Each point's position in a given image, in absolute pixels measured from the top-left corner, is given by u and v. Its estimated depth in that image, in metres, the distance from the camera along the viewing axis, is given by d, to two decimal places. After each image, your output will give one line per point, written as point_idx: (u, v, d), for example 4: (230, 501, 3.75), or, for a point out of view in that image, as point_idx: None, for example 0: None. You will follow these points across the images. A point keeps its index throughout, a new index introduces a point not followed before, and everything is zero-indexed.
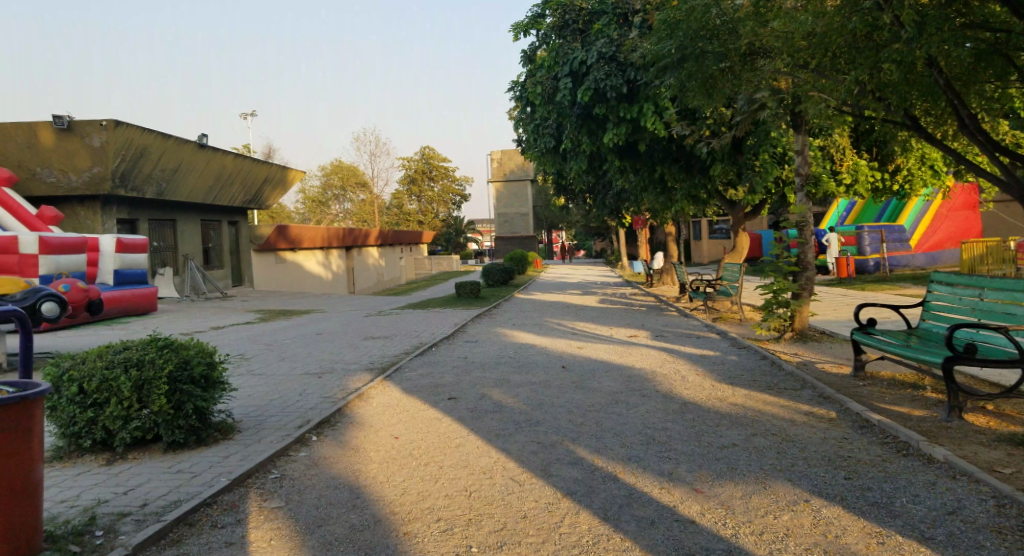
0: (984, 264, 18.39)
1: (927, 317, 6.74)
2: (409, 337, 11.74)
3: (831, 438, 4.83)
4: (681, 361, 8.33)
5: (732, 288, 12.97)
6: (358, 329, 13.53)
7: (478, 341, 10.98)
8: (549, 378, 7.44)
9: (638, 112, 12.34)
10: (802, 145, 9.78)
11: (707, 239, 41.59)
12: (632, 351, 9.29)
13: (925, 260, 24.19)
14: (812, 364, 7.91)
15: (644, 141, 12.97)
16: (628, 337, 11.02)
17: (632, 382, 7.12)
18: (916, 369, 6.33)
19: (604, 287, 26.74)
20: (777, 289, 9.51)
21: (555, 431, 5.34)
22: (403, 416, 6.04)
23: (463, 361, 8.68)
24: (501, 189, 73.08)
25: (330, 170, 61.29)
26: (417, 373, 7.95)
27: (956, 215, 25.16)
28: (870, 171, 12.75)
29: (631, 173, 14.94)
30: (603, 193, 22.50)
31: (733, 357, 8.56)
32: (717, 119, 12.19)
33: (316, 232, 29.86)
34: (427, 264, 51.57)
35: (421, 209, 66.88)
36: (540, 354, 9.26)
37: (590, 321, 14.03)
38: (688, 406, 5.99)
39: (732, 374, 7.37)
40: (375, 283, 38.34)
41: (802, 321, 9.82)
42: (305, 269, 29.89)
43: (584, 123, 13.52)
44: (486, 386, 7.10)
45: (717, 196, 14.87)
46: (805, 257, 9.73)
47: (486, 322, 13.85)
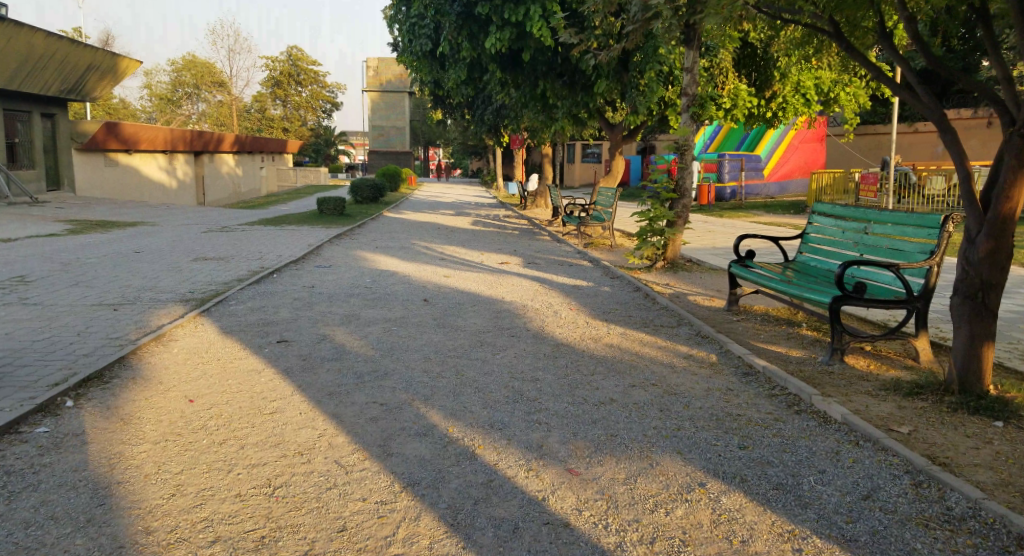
0: (827, 193, 19.43)
1: (804, 250, 6.48)
2: (250, 259, 10.12)
3: (715, 391, 4.21)
4: (553, 293, 7.57)
5: (605, 213, 12.36)
6: (191, 247, 11.61)
7: (331, 265, 9.66)
8: (407, 314, 6.42)
9: (523, 14, 11.04)
10: (693, 64, 9.01)
11: (581, 162, 41.65)
12: (501, 281, 8.43)
13: (776, 189, 25.76)
14: (686, 297, 7.49)
15: (529, 50, 11.75)
16: (498, 263, 10.16)
17: (499, 319, 6.25)
18: (787, 304, 5.96)
19: (478, 207, 25.73)
20: (653, 216, 9.07)
21: (405, 387, 4.34)
22: (214, 368, 4.76)
23: (305, 291, 7.37)
24: (376, 98, 68.70)
25: (182, 66, 53.88)
26: (245, 308, 6.56)
27: (806, 147, 26.43)
28: (751, 98, 12.51)
29: (512, 87, 13.77)
30: (483, 107, 21.16)
31: (607, 288, 7.95)
32: (606, 30, 11.17)
33: (157, 134, 25.35)
34: (291, 175, 47.74)
35: (285, 115, 61.34)
36: (399, 284, 8.15)
37: (460, 243, 13.01)
38: (561, 349, 5.24)
39: (608, 307, 6.76)
40: (232, 196, 34.79)
41: (674, 251, 9.41)
42: (143, 175, 25.62)
43: (462, 24, 11.99)
44: (329, 326, 5.92)
45: (598, 117, 14.06)
46: (683, 183, 9.12)
47: (345, 243, 12.41)
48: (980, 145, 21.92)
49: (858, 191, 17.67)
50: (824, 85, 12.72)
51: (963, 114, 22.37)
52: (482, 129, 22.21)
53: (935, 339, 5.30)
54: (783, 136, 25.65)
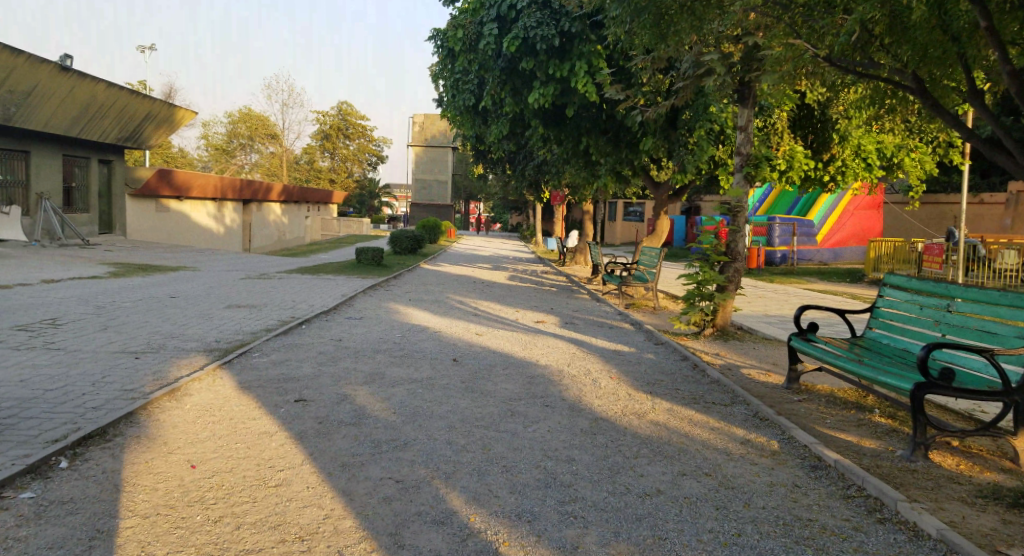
0: (886, 262, 18.63)
1: (875, 324, 6.02)
2: (282, 308, 9.95)
3: (780, 487, 3.70)
4: (591, 358, 7.11)
5: (648, 274, 11.92)
6: (225, 294, 11.55)
7: (362, 318, 9.39)
8: (435, 375, 6.03)
9: (569, 70, 10.99)
10: (748, 121, 8.63)
11: (620, 220, 41.42)
12: (537, 341, 8.00)
13: (830, 256, 24.86)
14: (738, 370, 6.95)
15: (573, 105, 11.64)
16: (534, 321, 9.75)
17: (532, 385, 5.81)
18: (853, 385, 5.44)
19: (515, 262, 25.53)
20: (701, 280, 8.58)
21: (425, 461, 3.90)
22: (222, 430, 4.40)
23: (332, 345, 7.06)
24: (421, 153, 70.36)
25: (236, 118, 56.26)
26: (268, 361, 6.25)
27: (862, 214, 25.57)
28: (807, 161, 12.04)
29: (555, 143, 13.66)
30: (524, 162, 21.17)
31: (650, 355, 7.44)
32: (654, 87, 10.96)
33: (210, 180, 26.09)
34: (335, 225, 48.66)
35: (332, 167, 63.19)
36: (430, 340, 7.80)
37: (497, 299, 12.68)
38: (599, 425, 4.76)
39: (652, 378, 6.26)
40: (276, 243, 35.49)
41: (724, 317, 8.88)
42: (193, 221, 26.21)
43: (507, 79, 12.01)
44: (352, 384, 5.54)
45: (641, 175, 13.77)
46: (734, 247, 8.68)
47: (379, 295, 12.21)
48: None
49: (923, 261, 17.08)
50: (885, 149, 12.25)
51: None
52: (523, 185, 22.23)
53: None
54: (836, 202, 24.96)
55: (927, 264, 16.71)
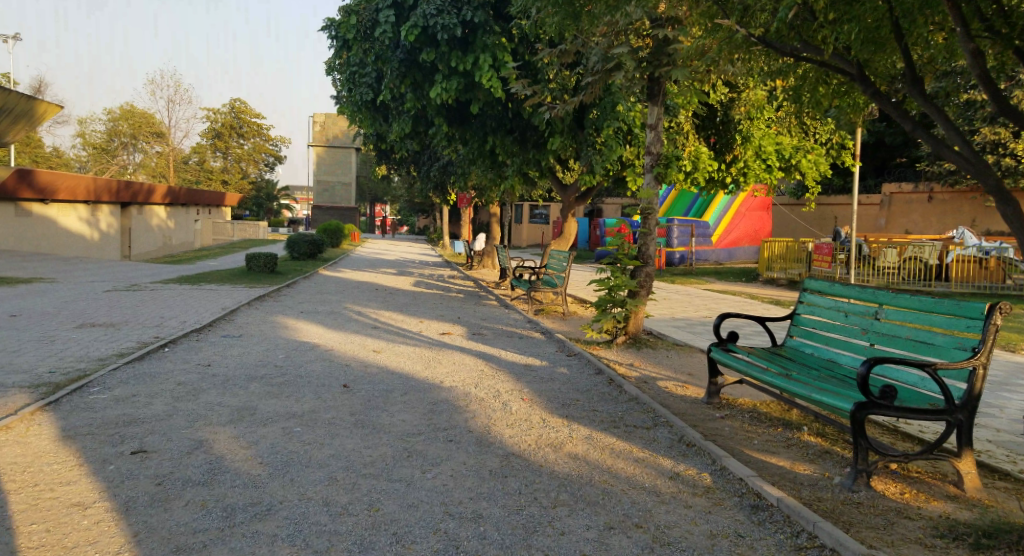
0: (781, 261, 18.91)
1: (794, 332, 5.70)
2: (148, 326, 8.54)
3: (720, 540, 3.10)
4: (501, 375, 6.40)
5: (557, 278, 11.38)
6: (79, 310, 9.90)
7: (240, 336, 8.23)
8: (319, 406, 5.10)
9: (473, 64, 10.29)
10: (657, 120, 8.14)
11: (527, 223, 41.24)
12: (440, 358, 7.20)
13: (725, 256, 25.67)
14: (656, 383, 6.42)
15: (478, 102, 10.91)
16: (439, 333, 8.94)
17: (433, 414, 5.01)
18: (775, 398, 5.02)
19: (422, 267, 24.53)
20: (612, 285, 8.01)
21: (290, 536, 2.99)
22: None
23: (198, 375, 5.89)
24: (322, 155, 67.60)
25: (115, 113, 51.59)
26: (111, 399, 4.97)
27: (753, 216, 26.58)
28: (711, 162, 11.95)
29: (461, 142, 12.90)
30: (430, 164, 20.38)
31: (563, 370, 6.79)
32: (561, 83, 10.43)
33: (78, 181, 23.58)
34: (228, 228, 45.52)
35: (225, 167, 59.49)
36: (317, 361, 6.82)
37: (398, 308, 11.74)
38: (511, 463, 4.05)
39: (567, 398, 5.61)
40: (161, 247, 32.57)
41: (636, 323, 8.41)
42: (60, 226, 23.83)
43: (406, 72, 11.06)
44: (213, 425, 4.43)
45: (550, 175, 13.24)
46: (646, 250, 8.24)
47: (265, 307, 10.95)
48: (919, 220, 22.48)
49: (814, 260, 17.41)
50: (785, 151, 12.30)
51: (902, 188, 23.14)
52: (428, 187, 21.39)
53: (976, 454, 4.25)
54: (730, 204, 25.71)
55: (817, 263, 17.20)
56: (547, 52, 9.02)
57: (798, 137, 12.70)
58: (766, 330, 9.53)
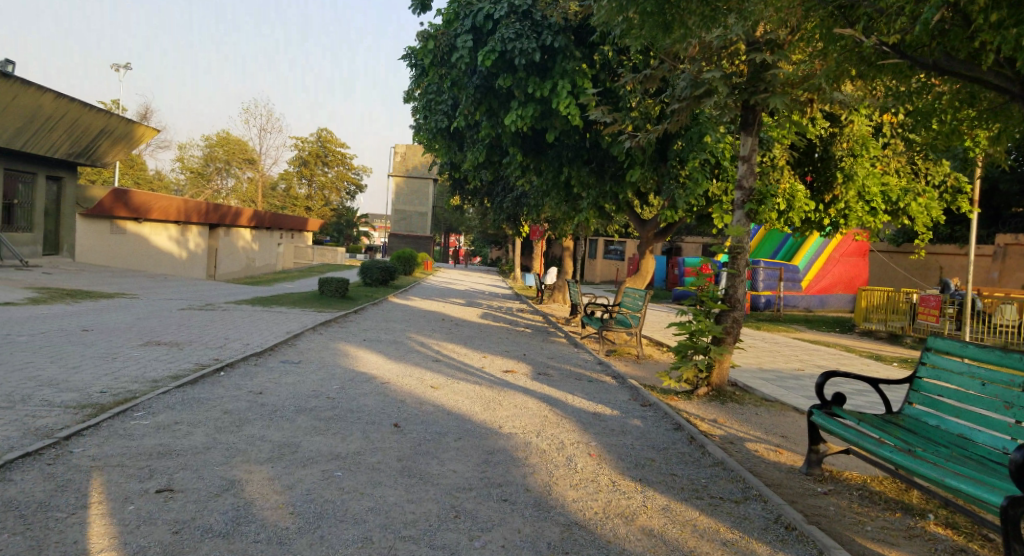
0: (877, 312, 17.61)
1: (915, 400, 4.91)
2: (211, 347, 8.50)
3: None
4: (567, 424, 5.83)
5: (632, 318, 10.73)
6: (150, 327, 10.06)
7: (300, 363, 8.03)
8: (366, 448, 4.68)
9: (550, 90, 9.94)
10: (750, 151, 7.51)
11: (600, 258, 40.48)
12: (501, 398, 6.70)
13: (813, 302, 24.05)
14: (742, 446, 5.72)
15: (554, 130, 10.52)
16: (501, 371, 8.46)
17: (488, 465, 4.50)
18: (891, 475, 4.27)
19: (491, 299, 24.28)
20: (694, 330, 7.40)
21: None
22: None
23: (247, 404, 5.64)
24: (402, 184, 69.36)
25: (214, 141, 54.78)
26: (151, 427, 4.73)
27: (847, 261, 24.69)
28: (808, 201, 11.10)
29: (535, 174, 12.58)
30: (503, 195, 20.22)
31: (635, 422, 6.14)
32: (644, 112, 9.90)
33: (172, 203, 24.66)
34: (308, 252, 47.03)
35: (310, 195, 61.97)
36: (373, 395, 6.46)
37: (462, 340, 11.36)
38: (573, 536, 3.46)
39: (639, 458, 4.99)
40: (244, 269, 33.90)
41: (721, 374, 7.68)
42: (150, 244, 24.74)
43: (482, 98, 10.89)
44: (248, 465, 4.04)
45: (628, 210, 12.64)
46: (733, 293, 7.54)
47: (329, 333, 10.84)
48: None
49: (917, 313, 16.04)
50: (892, 192, 11.37)
51: (1019, 239, 21.04)
52: (501, 218, 21.21)
53: None
54: (821, 248, 24.15)
55: (921, 316, 15.78)
56: (629, 78, 8.60)
57: (907, 178, 11.73)
58: (872, 389, 8.70)
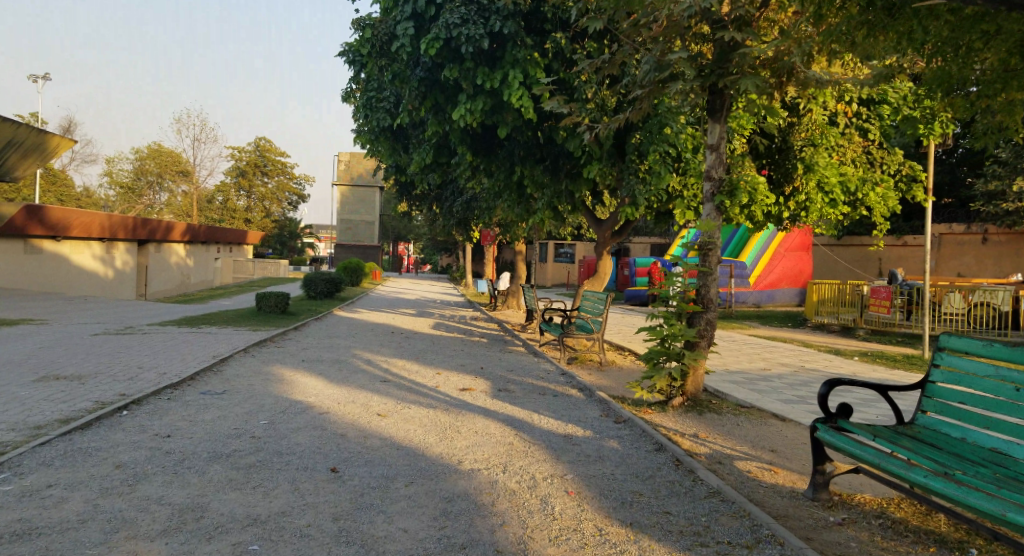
0: (827, 305, 17.55)
1: (928, 407, 4.33)
2: (120, 379, 7.38)
3: None
4: (537, 452, 5.08)
5: (593, 323, 10.05)
6: (51, 358, 8.81)
7: (225, 393, 7.01)
8: (294, 506, 3.79)
9: (500, 81, 9.23)
10: (718, 139, 7.09)
11: (551, 261, 40.00)
12: (457, 424, 5.88)
13: (760, 298, 24.02)
14: (733, 467, 5.08)
15: (505, 126, 9.84)
16: (456, 389, 7.63)
17: (446, 519, 3.67)
18: (915, 499, 3.60)
19: (442, 307, 23.39)
20: (667, 335, 6.78)
21: None
22: None
23: (147, 453, 4.65)
24: (346, 193, 67.46)
25: (143, 153, 51.71)
26: (12, 496, 3.73)
27: (792, 256, 24.63)
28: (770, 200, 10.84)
29: (485, 174, 11.87)
30: (452, 199, 19.44)
31: (611, 443, 5.41)
32: (599, 103, 9.48)
33: (94, 218, 22.97)
34: (249, 266, 44.88)
35: (249, 206, 59.46)
36: (309, 429, 5.55)
37: (414, 355, 10.46)
38: None
39: (624, 492, 4.26)
40: (178, 286, 31.90)
41: (695, 382, 7.04)
42: (71, 264, 23.19)
43: (427, 92, 10.10)
44: (132, 547, 3.12)
45: (584, 209, 11.99)
46: (706, 293, 6.95)
47: (263, 354, 9.78)
48: (972, 261, 20.89)
49: (869, 304, 15.95)
50: (850, 182, 11.15)
51: (953, 229, 21.44)
52: (451, 223, 20.35)
53: None
54: (766, 242, 24.01)
55: (874, 308, 15.68)
56: (587, 63, 7.97)
57: (864, 168, 11.55)
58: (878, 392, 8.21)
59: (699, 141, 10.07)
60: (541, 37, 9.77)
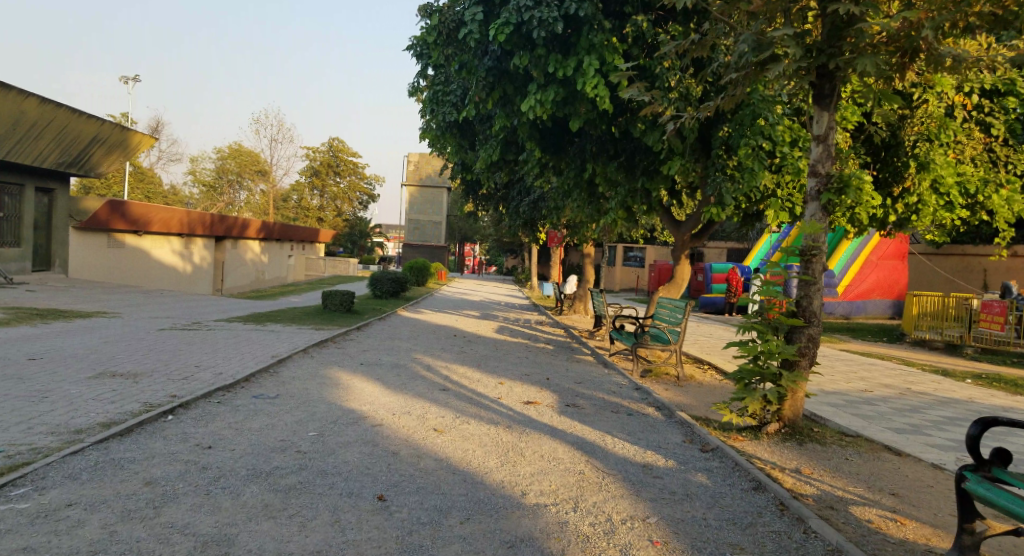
0: (926, 317, 16.01)
1: None
2: (175, 379, 7.19)
3: None
4: (611, 485, 4.42)
5: (670, 333, 9.28)
6: (114, 353, 8.80)
7: (278, 398, 6.68)
8: (330, 542, 3.27)
9: (574, 69, 8.58)
10: (827, 129, 6.25)
11: (619, 266, 38.95)
12: (521, 445, 5.30)
13: (845, 310, 22.33)
14: (849, 515, 4.25)
15: (578, 118, 9.21)
16: (520, 402, 7.07)
17: None
18: None
19: (506, 310, 22.92)
20: (761, 353, 5.97)
21: None
22: None
23: (180, 469, 4.27)
24: (415, 194, 68.25)
25: (226, 154, 53.79)
26: (24, 516, 3.36)
27: (887, 265, 22.75)
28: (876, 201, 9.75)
29: (556, 172, 11.34)
30: (519, 199, 18.94)
31: (698, 478, 4.70)
32: (684, 93, 8.70)
33: (173, 214, 23.72)
34: (321, 264, 45.96)
35: (322, 206, 61.05)
36: (358, 445, 5.09)
37: (475, 361, 9.96)
38: None
39: (718, 544, 3.54)
40: (253, 282, 32.83)
41: (795, 407, 6.20)
42: (151, 258, 23.81)
43: (496, 83, 9.56)
44: None
45: (661, 210, 11.21)
46: (808, 305, 6.11)
47: (322, 356, 9.51)
48: None
49: (979, 320, 14.34)
50: (967, 184, 9.95)
51: None
52: (517, 224, 19.82)
53: None
54: (856, 250, 22.36)
55: (985, 323, 14.11)
56: (670, 46, 7.24)
57: (986, 168, 10.29)
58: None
59: (797, 135, 9.13)
60: (620, 21, 9.08)
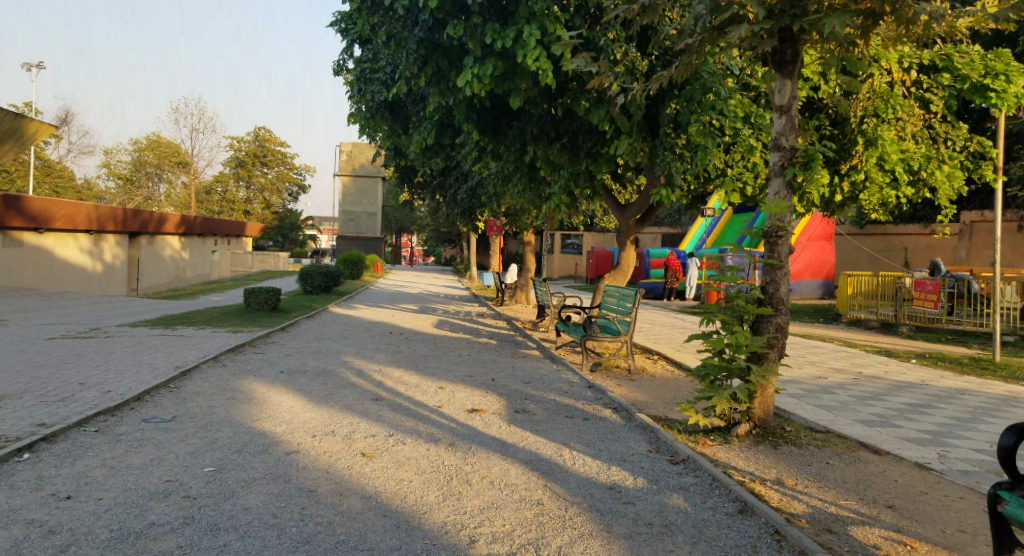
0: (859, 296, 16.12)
1: None
2: (46, 402, 5.98)
3: None
4: (575, 522, 3.63)
5: (619, 325, 8.63)
6: None
7: (176, 421, 5.61)
8: None
9: (511, 38, 7.74)
10: (790, 100, 5.64)
11: (558, 253, 38.55)
12: (466, 470, 4.46)
13: None
14: (853, 538, 3.60)
15: (517, 95, 8.41)
16: (464, 410, 6.23)
17: None
18: None
19: (444, 301, 21.99)
20: (729, 346, 5.35)
21: None
22: None
23: (16, 536, 3.23)
24: (347, 183, 65.76)
25: (140, 144, 50.08)
26: None
27: (814, 245, 23.14)
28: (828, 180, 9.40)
29: (493, 157, 10.51)
30: (457, 186, 17.99)
31: (675, 502, 4.02)
32: (629, 66, 8.01)
33: (78, 209, 21.51)
34: (247, 259, 43.53)
35: (248, 198, 57.94)
36: (266, 483, 4.12)
37: (413, 362, 9.04)
38: None
39: None
40: (172, 279, 30.57)
41: (765, 405, 5.63)
42: (56, 257, 21.74)
43: (427, 56, 8.60)
44: None
45: (605, 194, 10.58)
46: (776, 293, 5.53)
47: (238, 363, 8.39)
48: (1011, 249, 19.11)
49: (913, 298, 14.31)
50: (913, 161, 9.74)
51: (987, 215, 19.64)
52: (454, 213, 18.83)
53: None
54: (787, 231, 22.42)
55: (919, 302, 14.04)
56: (620, 11, 6.50)
57: (927, 145, 10.13)
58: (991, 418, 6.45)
59: (747, 111, 8.61)
60: None
